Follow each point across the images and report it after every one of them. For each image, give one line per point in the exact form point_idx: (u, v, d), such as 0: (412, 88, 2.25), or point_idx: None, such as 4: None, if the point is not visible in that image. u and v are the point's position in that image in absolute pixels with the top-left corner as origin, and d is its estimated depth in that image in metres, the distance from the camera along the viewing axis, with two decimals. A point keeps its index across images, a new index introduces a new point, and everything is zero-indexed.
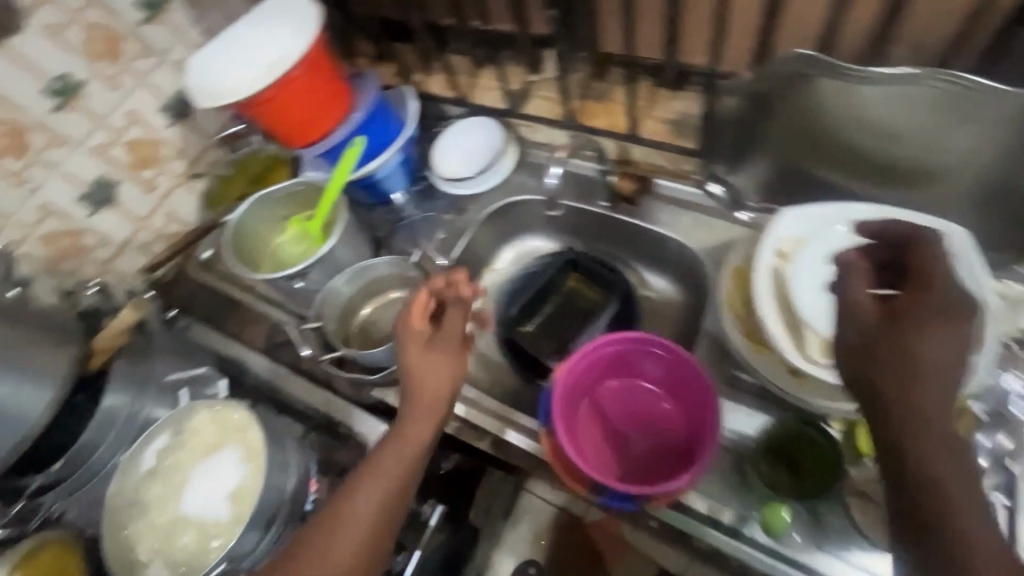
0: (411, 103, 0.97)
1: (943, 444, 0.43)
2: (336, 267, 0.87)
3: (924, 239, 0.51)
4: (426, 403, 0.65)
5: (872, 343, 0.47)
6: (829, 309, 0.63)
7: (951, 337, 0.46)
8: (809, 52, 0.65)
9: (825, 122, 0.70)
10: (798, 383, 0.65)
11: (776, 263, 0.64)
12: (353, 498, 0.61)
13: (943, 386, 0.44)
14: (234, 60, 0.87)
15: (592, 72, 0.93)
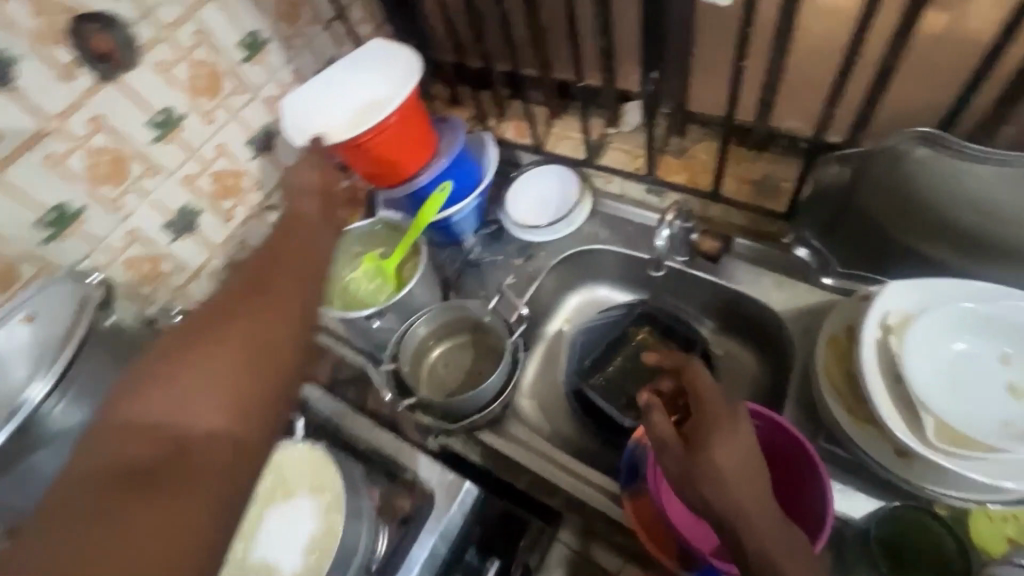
0: (489, 149, 0.99)
1: (780, 544, 0.49)
2: (411, 307, 0.87)
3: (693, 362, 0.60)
4: (302, 196, 0.74)
5: (686, 476, 0.52)
6: (943, 388, 0.60)
7: (728, 457, 0.51)
8: (929, 129, 0.63)
9: (928, 198, 0.68)
10: (907, 465, 0.62)
11: (884, 338, 0.62)
12: (283, 268, 0.62)
13: (736, 506, 0.49)
14: (329, 103, 0.89)
15: (673, 129, 0.94)
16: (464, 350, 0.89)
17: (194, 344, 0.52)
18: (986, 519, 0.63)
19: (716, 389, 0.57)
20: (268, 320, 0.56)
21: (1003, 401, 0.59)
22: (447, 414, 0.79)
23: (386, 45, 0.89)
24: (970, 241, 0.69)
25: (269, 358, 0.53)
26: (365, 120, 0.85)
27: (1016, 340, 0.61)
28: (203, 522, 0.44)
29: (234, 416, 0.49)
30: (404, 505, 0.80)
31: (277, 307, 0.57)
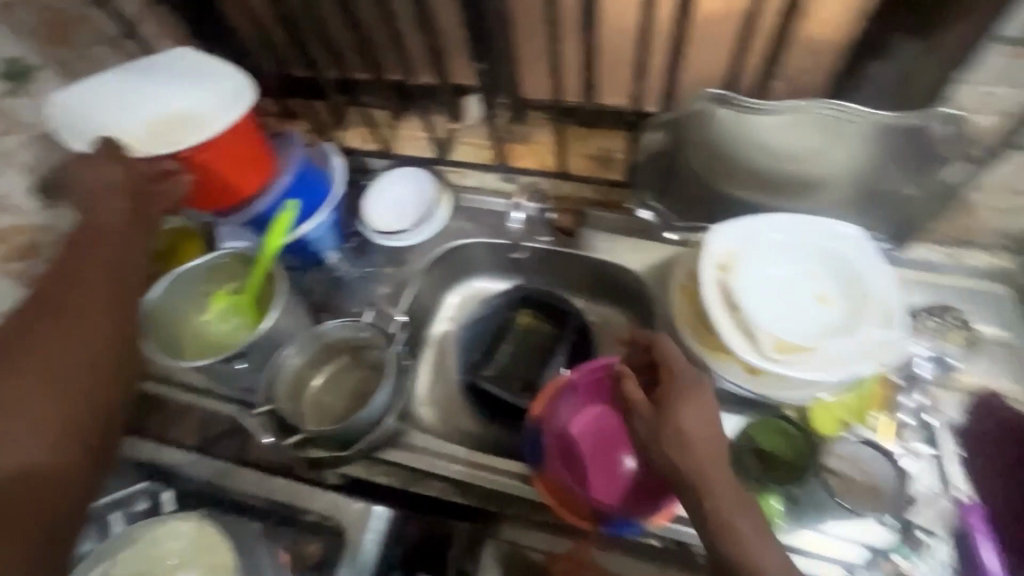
0: (332, 158, 0.93)
1: (736, 498, 0.55)
2: (278, 339, 0.80)
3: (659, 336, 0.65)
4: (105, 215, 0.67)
5: (652, 434, 0.59)
6: (770, 308, 0.69)
7: (688, 420, 0.58)
8: (718, 90, 0.72)
9: (737, 148, 0.78)
10: (758, 380, 0.71)
11: (720, 276, 0.71)
12: (78, 292, 0.61)
13: (692, 455, 0.56)
14: (118, 103, 0.74)
15: (515, 116, 0.97)
16: (348, 373, 0.85)
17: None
18: (826, 411, 0.72)
19: (685, 363, 0.63)
20: (71, 360, 0.58)
21: (816, 309, 0.70)
22: (338, 443, 0.75)
23: (209, 59, 0.80)
24: (774, 180, 0.80)
25: (79, 398, 0.57)
26: (171, 135, 0.73)
27: (818, 257, 0.73)
28: (31, 556, 0.52)
29: (50, 454, 0.55)
30: (314, 550, 0.75)
31: (77, 338, 0.59)
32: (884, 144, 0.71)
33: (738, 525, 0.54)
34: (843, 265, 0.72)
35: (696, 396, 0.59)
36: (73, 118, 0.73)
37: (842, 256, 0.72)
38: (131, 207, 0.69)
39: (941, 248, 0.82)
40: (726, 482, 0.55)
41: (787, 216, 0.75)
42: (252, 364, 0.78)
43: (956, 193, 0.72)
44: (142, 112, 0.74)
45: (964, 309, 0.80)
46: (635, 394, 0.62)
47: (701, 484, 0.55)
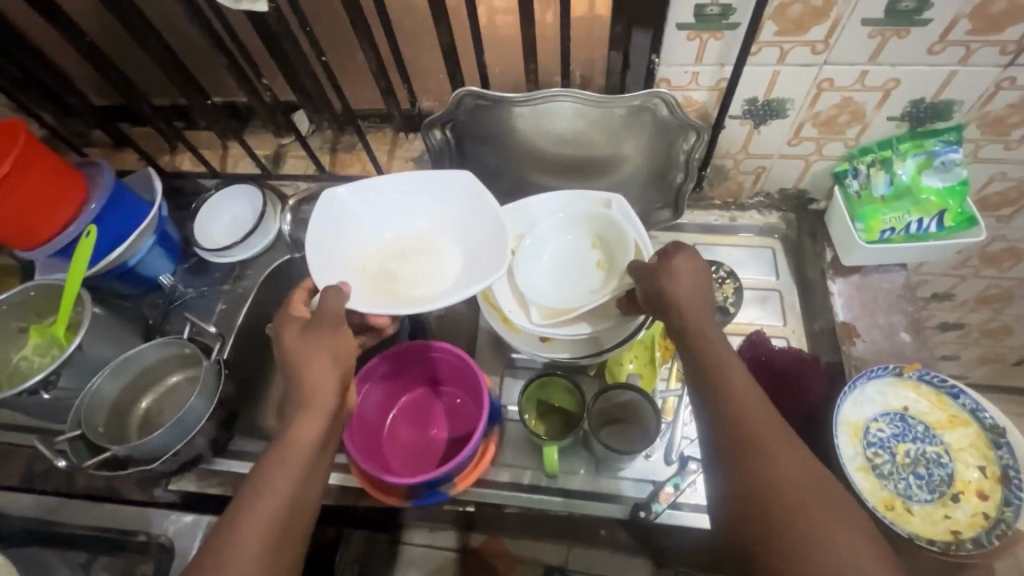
0: (153, 182, 0.94)
1: (709, 328, 0.61)
2: (95, 365, 0.81)
3: (674, 245, 0.66)
4: (311, 399, 0.61)
5: (644, 277, 0.67)
6: (546, 282, 0.79)
7: (689, 274, 0.64)
8: (473, 88, 0.76)
9: (516, 137, 0.84)
10: (546, 345, 0.80)
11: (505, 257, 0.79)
12: (260, 482, 0.56)
13: (680, 301, 0.62)
14: (393, 210, 0.79)
15: (336, 128, 1.02)
16: (177, 391, 0.85)
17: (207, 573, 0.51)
18: (618, 365, 0.80)
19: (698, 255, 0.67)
20: (241, 552, 0.52)
21: (589, 276, 0.78)
22: (150, 458, 0.75)
23: (478, 186, 0.76)
24: (560, 163, 0.87)
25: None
26: (402, 292, 0.74)
27: (593, 225, 0.80)
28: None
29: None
30: (147, 570, 0.77)
31: (266, 542, 0.53)
32: (635, 124, 0.79)
33: (728, 374, 0.57)
34: (612, 230, 0.78)
35: (690, 253, 0.65)
36: (328, 236, 0.74)
37: (610, 222, 0.78)
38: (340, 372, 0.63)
39: (719, 211, 0.92)
40: (714, 332, 0.61)
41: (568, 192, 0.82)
42: (60, 392, 0.78)
43: (701, 162, 0.82)
44: (410, 219, 0.79)
45: (739, 265, 0.89)
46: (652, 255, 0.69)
47: (695, 334, 0.61)
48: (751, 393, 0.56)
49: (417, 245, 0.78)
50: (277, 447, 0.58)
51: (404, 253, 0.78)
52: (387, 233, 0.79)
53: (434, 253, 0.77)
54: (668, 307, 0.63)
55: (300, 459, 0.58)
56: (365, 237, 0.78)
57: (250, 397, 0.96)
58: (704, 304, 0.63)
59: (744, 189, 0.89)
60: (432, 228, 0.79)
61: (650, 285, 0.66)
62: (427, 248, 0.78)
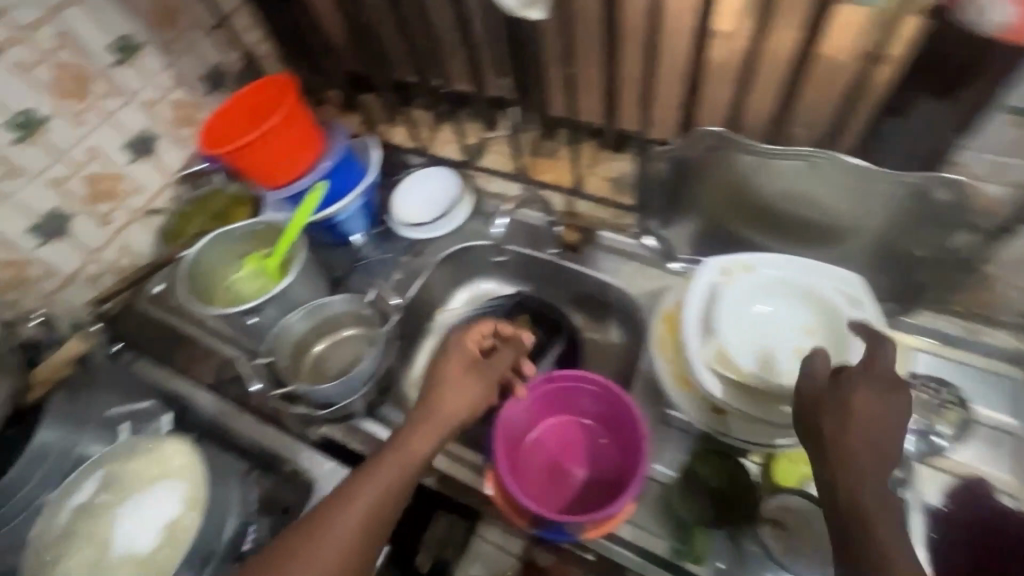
0: (372, 151, 1.01)
1: (868, 471, 0.51)
2: (292, 303, 0.89)
3: (844, 383, 0.56)
4: (440, 419, 0.67)
5: (811, 395, 0.57)
6: (744, 341, 0.69)
7: (865, 413, 0.54)
8: (717, 128, 0.73)
9: (741, 186, 0.79)
10: (725, 422, 0.71)
11: (708, 302, 0.71)
12: (349, 492, 0.59)
13: (845, 431, 0.53)
14: (750, 288, 0.72)
15: (542, 132, 1.02)
16: (348, 344, 0.93)
17: (267, 573, 0.55)
18: (790, 463, 0.71)
19: (868, 390, 0.55)
20: (341, 529, 0.57)
21: (792, 360, 0.68)
22: (321, 404, 0.84)
23: (863, 299, 0.68)
24: (778, 222, 0.81)
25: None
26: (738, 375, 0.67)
27: (819, 311, 0.70)
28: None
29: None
30: (287, 498, 0.82)
31: (340, 552, 0.56)
32: (897, 204, 0.70)
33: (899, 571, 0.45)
34: (844, 327, 0.67)
35: (868, 380, 0.55)
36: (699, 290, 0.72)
37: (842, 323, 0.68)
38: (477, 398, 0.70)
39: (959, 319, 0.78)
40: (873, 485, 0.50)
41: (806, 263, 0.72)
42: (263, 320, 0.87)
43: (959, 262, 0.71)
44: (758, 305, 0.72)
45: (970, 390, 0.75)
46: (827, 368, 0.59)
47: (841, 479, 0.51)
48: (904, 553, 0.46)
49: (755, 330, 0.70)
50: (395, 445, 0.64)
51: (747, 333, 0.70)
52: (741, 306, 0.71)
53: (764, 350, 0.68)
54: (829, 454, 0.53)
55: (405, 461, 0.63)
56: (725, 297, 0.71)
57: (401, 366, 1.00)
58: (874, 449, 0.52)
59: (1004, 305, 0.74)
60: (775, 319, 0.71)
61: (804, 404, 0.58)
62: (760, 339, 0.70)
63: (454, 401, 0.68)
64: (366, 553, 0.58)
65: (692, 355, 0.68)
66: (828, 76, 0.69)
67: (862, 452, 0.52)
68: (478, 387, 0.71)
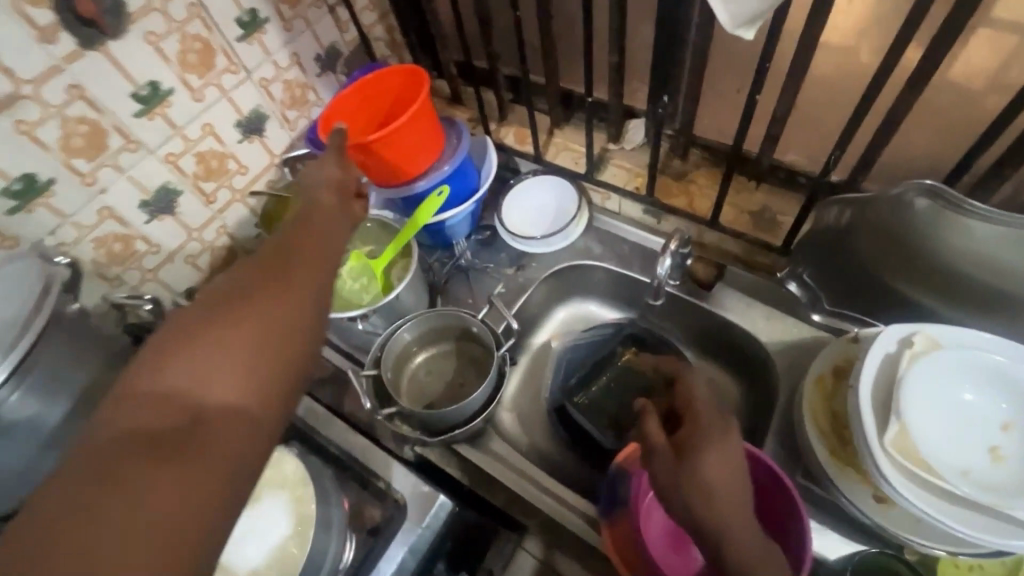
0: (490, 155, 0.97)
1: (746, 531, 0.55)
2: (398, 311, 0.86)
3: (706, 462, 0.56)
4: (322, 194, 0.61)
5: (669, 479, 0.58)
6: (934, 432, 0.60)
7: (719, 470, 0.56)
8: (935, 182, 0.61)
9: (932, 247, 0.67)
10: (886, 512, 0.64)
11: (895, 381, 0.62)
12: (281, 247, 0.53)
13: (720, 512, 0.54)
14: (946, 371, 0.62)
15: (674, 150, 0.93)
16: (453, 357, 0.89)
17: (234, 300, 0.47)
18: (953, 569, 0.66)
19: (721, 454, 0.57)
20: (288, 267, 0.51)
21: (984, 462, 0.59)
22: (429, 428, 0.79)
23: None
24: (960, 288, 0.69)
25: (285, 323, 0.46)
26: (923, 471, 0.59)
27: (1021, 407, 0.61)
28: (221, 492, 0.39)
29: (250, 397, 0.43)
30: (375, 515, 0.77)
31: (315, 279, 0.51)
32: None
33: None
34: None
35: (718, 442, 0.57)
36: (878, 363, 0.64)
37: None
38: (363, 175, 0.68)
39: None
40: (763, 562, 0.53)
41: (1014, 348, 0.62)
42: (369, 327, 0.85)
43: None
44: (953, 393, 0.62)
45: None
46: (658, 440, 0.61)
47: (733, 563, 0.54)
48: None
49: (946, 422, 0.61)
50: (308, 210, 0.59)
51: (936, 425, 0.61)
52: (933, 390, 0.62)
53: (954, 447, 0.60)
54: (707, 538, 0.55)
55: (334, 215, 0.59)
56: (914, 379, 0.62)
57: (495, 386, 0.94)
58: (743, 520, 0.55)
59: None
60: (969, 411, 0.62)
61: (663, 488, 0.60)
62: (950, 434, 0.60)
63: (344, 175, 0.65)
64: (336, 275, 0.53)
65: (877, 448, 0.60)
66: None
67: (729, 519, 0.54)
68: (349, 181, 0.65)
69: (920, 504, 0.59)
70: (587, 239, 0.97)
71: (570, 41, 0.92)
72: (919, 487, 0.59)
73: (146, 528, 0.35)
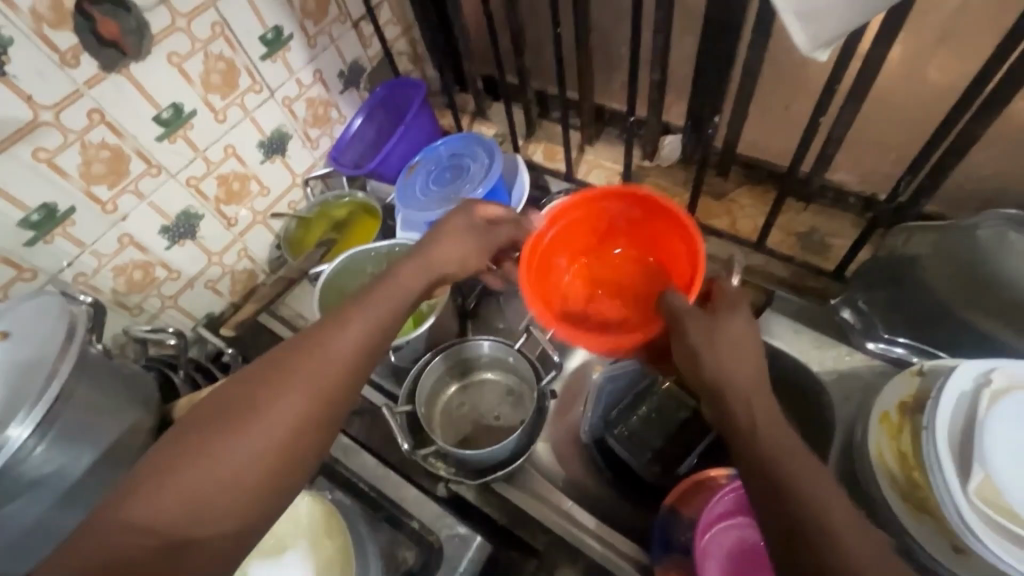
0: (521, 174, 0.93)
1: (754, 388, 0.51)
2: (431, 340, 0.83)
3: (726, 317, 0.55)
4: (437, 270, 0.63)
5: (688, 331, 0.56)
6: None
7: (737, 341, 0.54)
8: (1016, 210, 0.62)
9: (1004, 280, 0.63)
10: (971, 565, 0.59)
11: (973, 421, 0.58)
12: (320, 345, 0.50)
13: (726, 356, 0.52)
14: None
15: (715, 168, 0.90)
16: (488, 387, 0.85)
17: (244, 409, 0.46)
18: None
19: (744, 314, 0.56)
20: (316, 378, 0.49)
21: None
22: (469, 468, 0.75)
23: None
24: None
25: (295, 451, 0.46)
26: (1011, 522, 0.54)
27: None
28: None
29: (238, 528, 0.43)
30: (409, 559, 0.73)
31: (345, 378, 0.50)
32: None
33: (796, 486, 0.44)
34: None
35: (743, 305, 0.56)
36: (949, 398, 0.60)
37: None
38: (471, 255, 0.67)
39: None
40: (773, 417, 0.49)
41: None
42: (401, 357, 0.82)
43: None
44: None
45: None
46: (682, 305, 0.58)
47: (742, 410, 0.49)
48: (799, 456, 0.46)
49: None
50: (364, 295, 0.56)
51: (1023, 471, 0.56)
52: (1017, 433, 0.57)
53: None
54: (713, 385, 0.52)
55: (394, 305, 0.57)
56: (994, 419, 0.58)
57: None
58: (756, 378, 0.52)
59: None
60: None
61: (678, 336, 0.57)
62: None
63: (444, 251, 0.64)
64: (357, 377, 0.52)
65: (962, 502, 0.55)
66: None
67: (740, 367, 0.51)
68: (465, 261, 0.67)
69: (1015, 563, 0.54)
70: None
71: (607, 55, 0.88)
72: (1008, 540, 0.55)
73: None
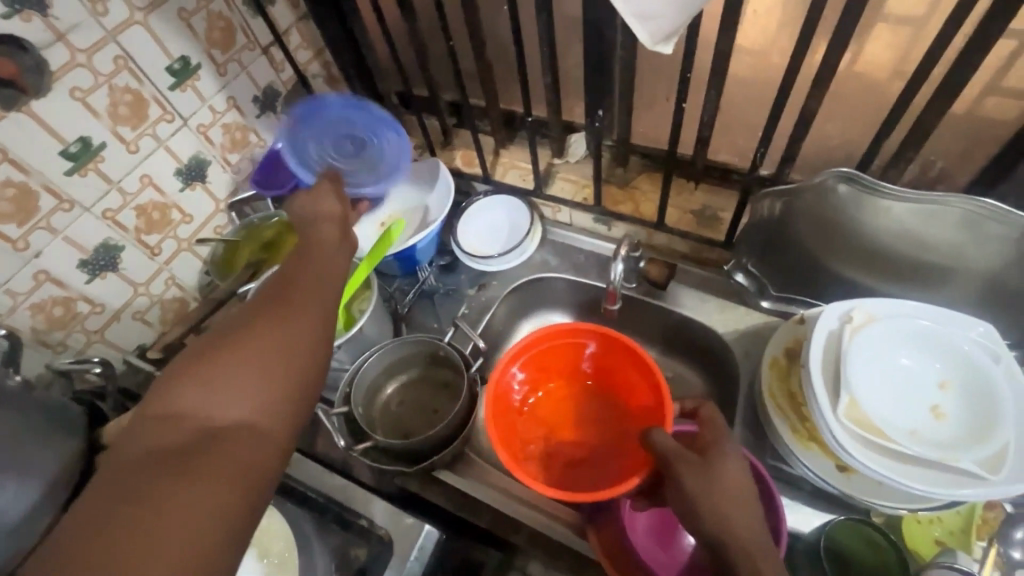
0: (442, 178, 0.98)
1: (753, 535, 0.54)
2: (364, 344, 0.86)
3: (725, 468, 0.58)
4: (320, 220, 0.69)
5: (691, 487, 0.57)
6: (879, 399, 0.65)
7: (735, 484, 0.57)
8: (849, 169, 0.66)
9: (858, 230, 0.73)
10: (854, 481, 0.68)
11: (839, 353, 0.67)
12: (289, 279, 0.59)
13: (723, 506, 0.55)
14: (882, 338, 0.67)
15: (616, 159, 0.98)
16: (424, 383, 0.89)
17: (239, 327, 0.53)
18: (917, 525, 0.69)
19: (739, 462, 0.59)
20: (293, 298, 0.57)
21: (925, 418, 0.64)
22: (407, 459, 0.78)
23: (1001, 348, 0.65)
24: (890, 263, 0.74)
25: (296, 343, 0.52)
26: (878, 438, 0.63)
27: (952, 364, 0.66)
28: (240, 493, 0.43)
29: (263, 410, 0.48)
30: (361, 555, 0.74)
31: (318, 296, 0.59)
32: None
33: None
34: (984, 390, 0.64)
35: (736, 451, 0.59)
36: (821, 338, 0.68)
37: (986, 382, 0.64)
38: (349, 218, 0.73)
39: None
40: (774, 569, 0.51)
41: (928, 309, 0.69)
42: (336, 363, 0.85)
43: None
44: (889, 359, 0.67)
45: None
46: (674, 447, 0.60)
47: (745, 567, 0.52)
48: None
49: (888, 387, 0.66)
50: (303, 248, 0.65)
51: (879, 392, 0.65)
52: (874, 359, 0.67)
53: (900, 410, 0.65)
54: (717, 538, 0.54)
55: (335, 248, 0.66)
56: (856, 348, 0.66)
57: None
58: (757, 527, 0.55)
59: None
60: (907, 372, 0.67)
61: (682, 493, 0.58)
62: (891, 398, 0.65)
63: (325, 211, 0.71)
64: (323, 308, 0.58)
65: (833, 423, 0.63)
66: (953, 123, 0.69)
67: (738, 517, 0.54)
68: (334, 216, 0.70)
69: (882, 471, 0.62)
70: (543, 252, 0.99)
71: (507, 63, 0.95)
72: (876, 454, 0.63)
73: (173, 531, 0.38)
